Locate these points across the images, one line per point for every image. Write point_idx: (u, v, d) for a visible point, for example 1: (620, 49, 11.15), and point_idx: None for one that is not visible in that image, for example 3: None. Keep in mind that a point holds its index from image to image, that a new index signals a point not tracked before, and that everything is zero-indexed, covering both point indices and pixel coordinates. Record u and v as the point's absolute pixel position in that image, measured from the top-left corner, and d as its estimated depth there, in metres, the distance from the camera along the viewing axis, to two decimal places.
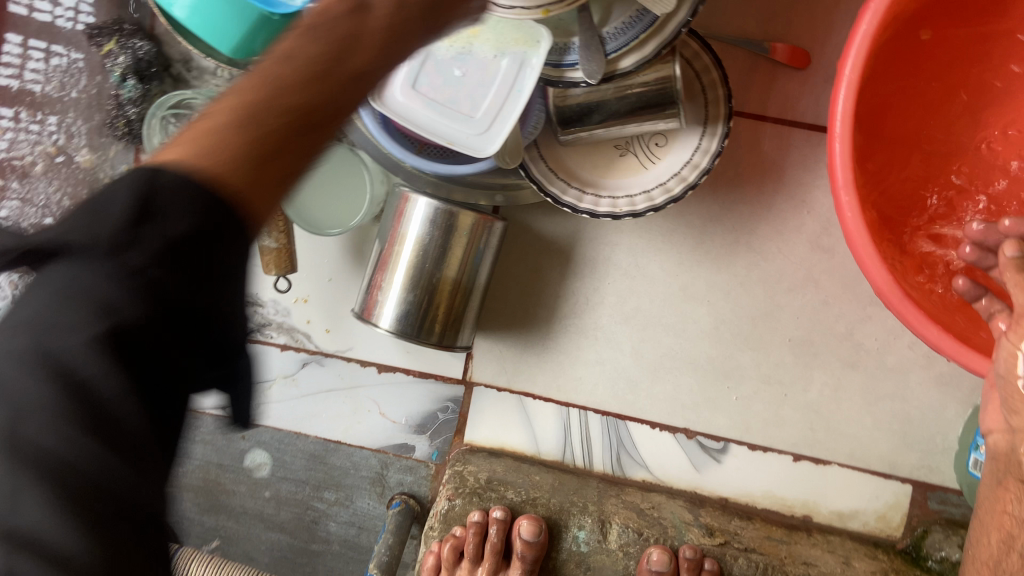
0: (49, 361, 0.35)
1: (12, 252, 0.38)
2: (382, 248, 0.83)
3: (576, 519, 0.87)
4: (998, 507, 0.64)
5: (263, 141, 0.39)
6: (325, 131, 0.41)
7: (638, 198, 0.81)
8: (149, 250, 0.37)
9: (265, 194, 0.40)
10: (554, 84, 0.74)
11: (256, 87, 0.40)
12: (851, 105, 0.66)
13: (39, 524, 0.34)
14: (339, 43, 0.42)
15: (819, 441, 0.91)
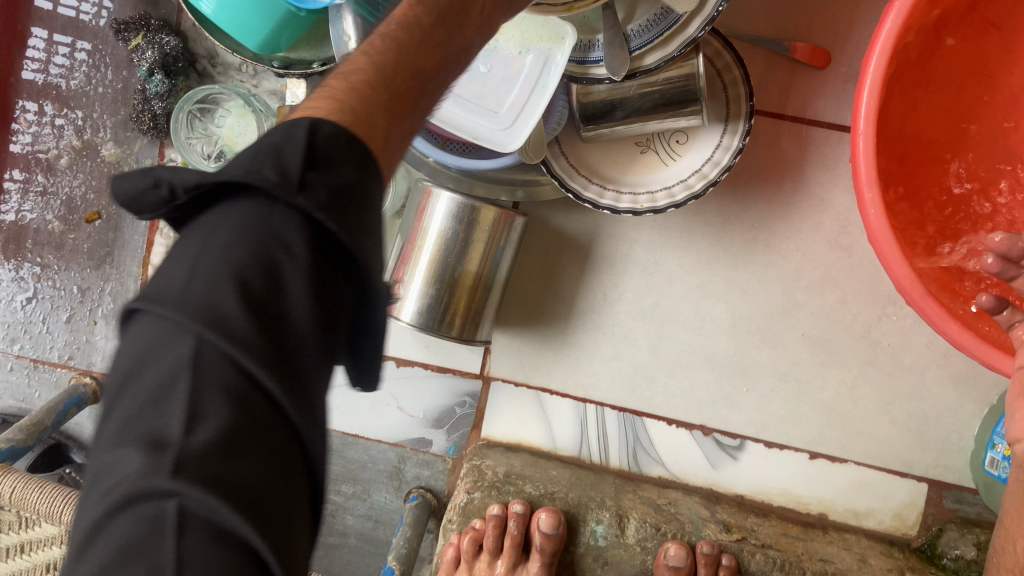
0: (234, 288, 0.33)
1: (178, 197, 0.36)
2: (404, 242, 0.84)
3: (594, 513, 0.86)
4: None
5: (389, 96, 0.42)
6: (434, 96, 0.45)
7: (659, 195, 0.82)
8: (324, 194, 0.35)
9: (391, 143, 0.42)
10: (578, 81, 0.75)
11: (384, 50, 0.43)
12: (874, 104, 0.68)
13: (217, 460, 0.30)
14: (450, 14, 0.47)
15: (836, 439, 0.91)
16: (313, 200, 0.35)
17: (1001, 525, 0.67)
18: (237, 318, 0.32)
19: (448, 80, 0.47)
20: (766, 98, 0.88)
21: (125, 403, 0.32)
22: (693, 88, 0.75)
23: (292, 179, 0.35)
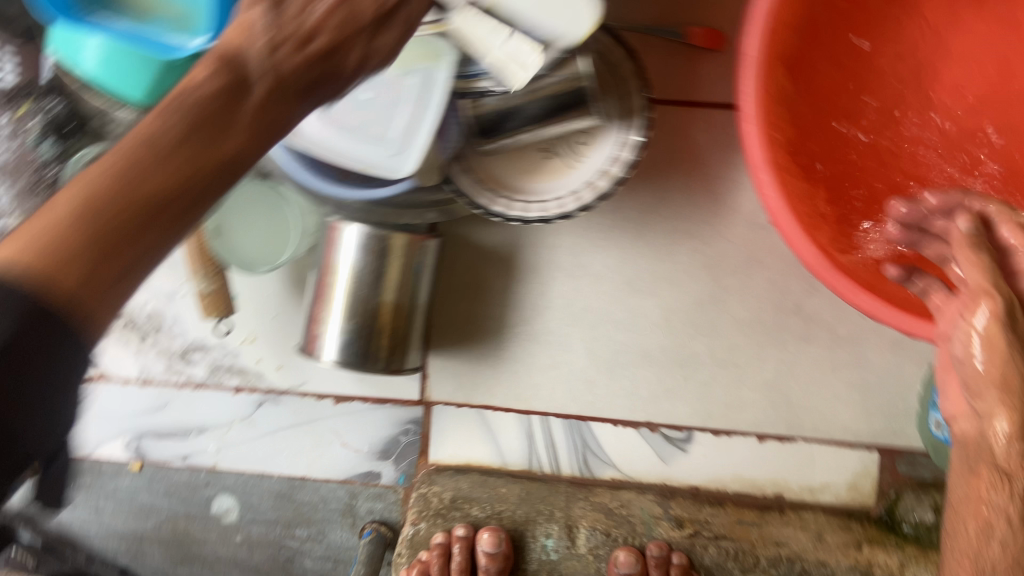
0: None
1: None
2: (318, 278, 0.82)
3: (543, 527, 0.91)
4: (973, 496, 0.61)
5: (106, 241, 0.38)
6: (172, 225, 0.41)
7: (567, 200, 0.80)
8: None
9: (102, 295, 0.38)
10: (464, 96, 0.73)
11: (109, 182, 0.39)
12: (758, 87, 0.67)
13: None
14: (200, 125, 0.42)
15: (781, 418, 0.91)
16: None
17: (953, 505, 0.64)
18: None
19: (210, 199, 0.43)
20: (670, 86, 0.85)
21: None
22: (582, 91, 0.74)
23: None
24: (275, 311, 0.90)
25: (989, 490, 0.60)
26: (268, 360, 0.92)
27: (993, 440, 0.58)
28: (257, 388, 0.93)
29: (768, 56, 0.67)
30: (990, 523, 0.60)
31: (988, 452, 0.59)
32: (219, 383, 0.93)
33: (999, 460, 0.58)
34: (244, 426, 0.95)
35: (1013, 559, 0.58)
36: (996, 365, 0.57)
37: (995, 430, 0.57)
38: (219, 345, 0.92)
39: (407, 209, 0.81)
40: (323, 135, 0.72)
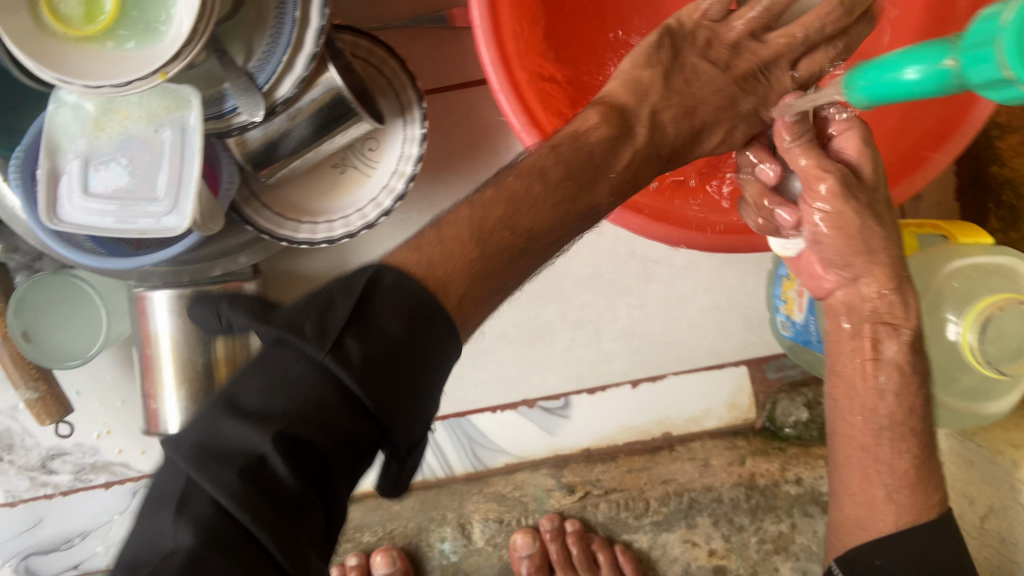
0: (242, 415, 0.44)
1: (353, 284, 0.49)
2: (139, 352, 0.80)
3: (438, 533, 0.92)
4: (858, 358, 0.60)
5: (494, 233, 0.54)
6: (519, 260, 0.55)
7: (368, 209, 0.81)
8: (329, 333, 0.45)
9: (455, 294, 0.50)
10: (227, 135, 0.72)
11: (508, 194, 0.56)
12: (496, 52, 0.64)
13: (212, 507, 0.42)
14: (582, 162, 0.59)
15: (648, 359, 0.91)
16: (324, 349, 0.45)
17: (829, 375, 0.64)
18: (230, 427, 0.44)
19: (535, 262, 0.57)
20: (445, 74, 0.85)
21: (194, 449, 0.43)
22: (341, 98, 0.72)
23: (329, 341, 0.45)
24: (121, 397, 0.88)
25: (881, 342, 0.59)
26: (130, 447, 0.90)
27: (873, 300, 0.58)
28: (127, 478, 0.91)
29: (500, 21, 0.64)
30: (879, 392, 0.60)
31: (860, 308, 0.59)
32: (87, 483, 0.90)
33: (884, 313, 0.58)
34: (125, 519, 0.92)
35: (904, 407, 0.60)
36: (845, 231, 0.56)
37: (870, 289, 0.58)
38: (75, 445, 0.88)
39: (218, 259, 0.80)
40: (88, 213, 0.69)
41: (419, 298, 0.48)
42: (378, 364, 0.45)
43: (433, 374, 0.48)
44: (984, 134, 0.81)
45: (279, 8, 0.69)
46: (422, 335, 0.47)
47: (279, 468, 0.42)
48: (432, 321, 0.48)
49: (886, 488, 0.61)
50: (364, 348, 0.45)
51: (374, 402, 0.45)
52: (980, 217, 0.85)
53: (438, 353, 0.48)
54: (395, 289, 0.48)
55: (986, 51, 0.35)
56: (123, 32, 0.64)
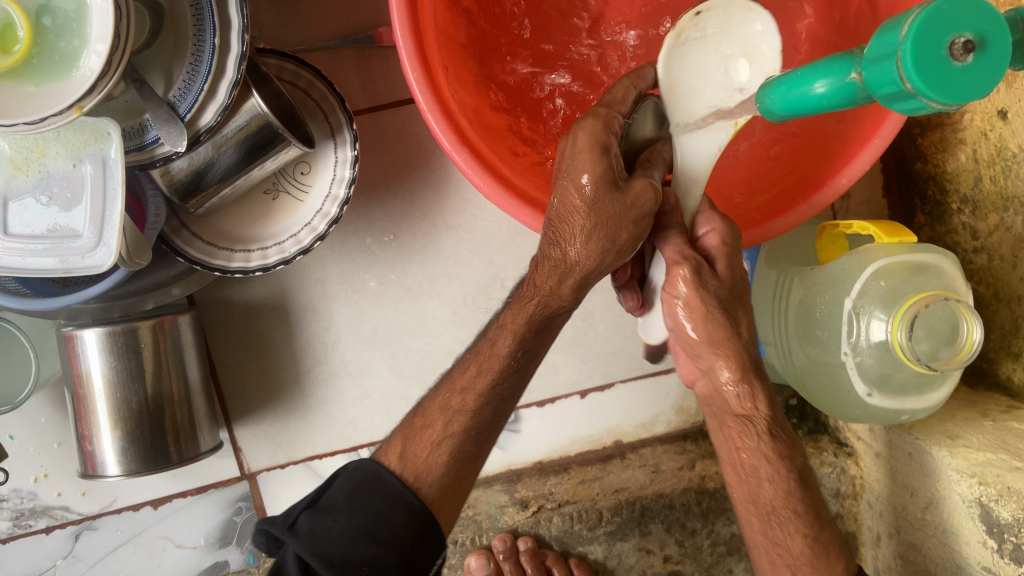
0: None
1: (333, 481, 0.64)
2: (73, 393, 0.77)
3: None
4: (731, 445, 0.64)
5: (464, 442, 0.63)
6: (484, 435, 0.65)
7: (302, 234, 0.80)
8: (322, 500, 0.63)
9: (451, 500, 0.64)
10: (150, 166, 0.70)
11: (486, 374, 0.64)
12: (420, 71, 0.63)
13: None
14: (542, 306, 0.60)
15: (595, 369, 0.91)
16: (311, 510, 0.62)
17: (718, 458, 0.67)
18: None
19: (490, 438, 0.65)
20: (376, 94, 0.84)
21: None
22: (268, 124, 0.70)
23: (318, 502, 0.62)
24: (58, 438, 0.85)
25: (741, 437, 0.63)
26: (69, 490, 0.86)
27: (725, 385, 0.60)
28: (68, 521, 0.87)
29: (422, 41, 0.64)
30: (755, 466, 0.63)
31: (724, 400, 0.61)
32: (27, 530, 0.87)
33: (735, 407, 0.61)
34: (69, 564, 0.88)
35: (781, 490, 0.63)
36: (704, 327, 0.57)
37: (720, 379, 0.60)
38: (12, 491, 0.85)
39: (149, 292, 0.78)
40: (8, 253, 0.67)
41: (379, 475, 0.62)
42: (331, 538, 0.59)
43: (402, 550, 0.60)
44: (907, 132, 0.84)
45: (197, 35, 0.67)
46: (380, 505, 0.61)
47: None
48: (391, 500, 0.61)
49: (790, 568, 0.65)
50: (320, 519, 0.60)
51: (329, 571, 0.58)
52: (906, 213, 0.87)
53: (403, 532, 0.61)
54: (358, 468, 0.64)
55: (886, 65, 0.36)
56: (36, 68, 0.62)
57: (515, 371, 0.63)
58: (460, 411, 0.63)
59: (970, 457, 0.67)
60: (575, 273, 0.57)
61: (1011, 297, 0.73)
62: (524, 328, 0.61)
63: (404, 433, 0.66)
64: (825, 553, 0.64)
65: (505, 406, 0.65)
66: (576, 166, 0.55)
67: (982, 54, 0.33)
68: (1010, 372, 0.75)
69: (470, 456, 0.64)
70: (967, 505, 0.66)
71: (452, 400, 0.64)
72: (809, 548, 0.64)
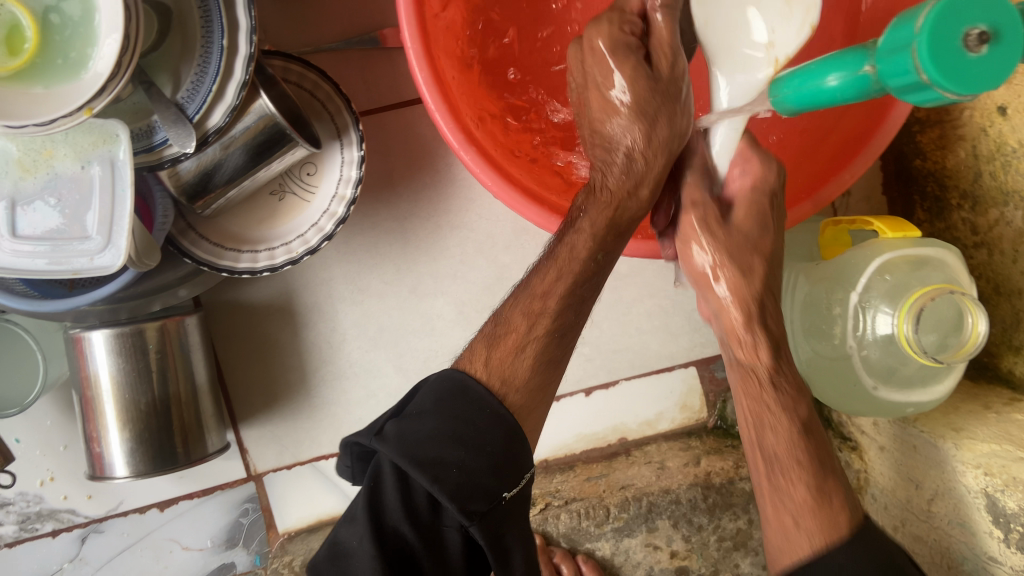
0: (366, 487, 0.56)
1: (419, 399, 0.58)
2: (81, 395, 0.77)
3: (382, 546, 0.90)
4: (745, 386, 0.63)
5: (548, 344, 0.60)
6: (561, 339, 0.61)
7: (309, 234, 0.80)
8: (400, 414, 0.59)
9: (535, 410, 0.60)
10: (160, 167, 0.70)
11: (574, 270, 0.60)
12: (428, 72, 0.64)
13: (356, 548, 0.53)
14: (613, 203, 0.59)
15: (599, 366, 0.91)
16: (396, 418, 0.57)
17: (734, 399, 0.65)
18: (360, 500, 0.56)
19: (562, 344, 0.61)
20: (380, 95, 0.84)
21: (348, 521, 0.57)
22: (276, 124, 0.71)
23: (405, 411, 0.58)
24: (64, 441, 0.85)
25: (748, 384, 0.63)
26: (75, 493, 0.86)
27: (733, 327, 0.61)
28: (74, 525, 0.87)
29: (430, 42, 0.64)
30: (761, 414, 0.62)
31: (730, 344, 0.63)
32: (33, 533, 0.87)
33: (741, 356, 0.62)
34: (75, 567, 0.88)
35: (788, 438, 0.61)
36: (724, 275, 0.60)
37: (730, 321, 0.61)
38: (18, 495, 0.85)
39: (156, 294, 0.78)
40: (18, 256, 0.67)
41: (454, 378, 0.59)
42: (419, 439, 0.54)
43: (491, 457, 0.55)
44: (905, 130, 0.85)
45: (204, 36, 0.68)
46: (464, 410, 0.56)
47: (353, 534, 0.55)
48: (472, 404, 0.57)
49: (793, 517, 0.59)
50: (406, 426, 0.56)
51: (421, 474, 0.53)
52: (906, 210, 0.88)
53: (490, 438, 0.55)
54: (440, 379, 0.59)
55: (901, 55, 0.36)
56: (46, 70, 0.62)
57: (592, 275, 0.61)
58: (540, 314, 0.59)
59: (975, 449, 0.68)
60: (636, 164, 0.58)
61: (1012, 291, 0.74)
62: (603, 228, 0.59)
63: (485, 342, 0.61)
64: (828, 501, 0.59)
65: (583, 303, 0.61)
66: (607, 73, 0.57)
67: (996, 44, 0.34)
68: (1011, 365, 0.76)
69: (555, 360, 0.61)
70: (973, 497, 0.67)
71: (534, 305, 0.60)
72: (813, 497, 0.59)
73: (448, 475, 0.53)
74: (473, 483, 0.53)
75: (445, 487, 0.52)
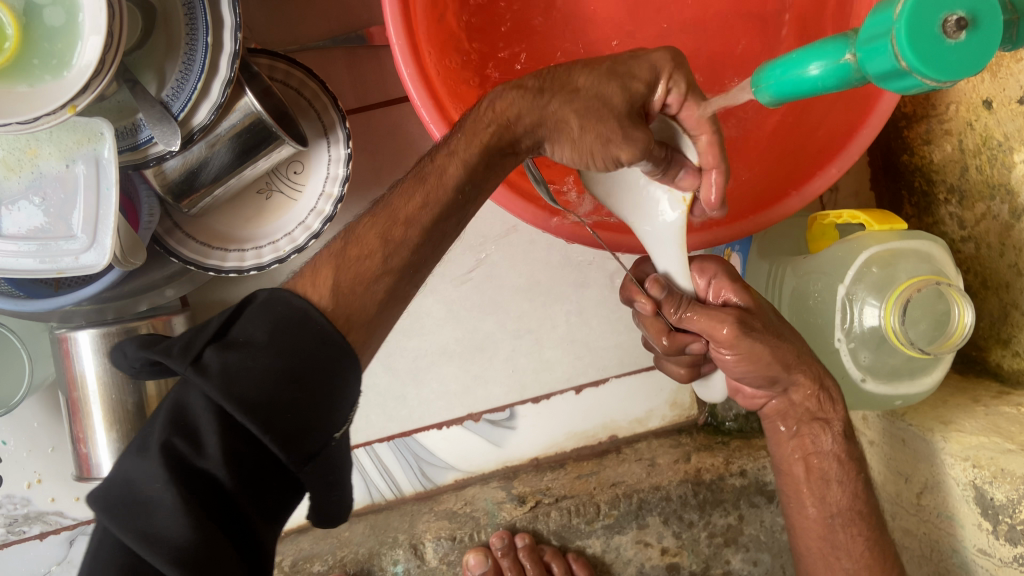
0: (175, 436, 0.45)
1: (232, 314, 0.50)
2: (67, 396, 0.77)
3: (389, 556, 0.87)
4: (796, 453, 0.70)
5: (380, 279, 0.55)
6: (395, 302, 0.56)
7: (296, 233, 0.80)
8: (213, 334, 0.49)
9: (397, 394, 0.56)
10: (145, 166, 0.70)
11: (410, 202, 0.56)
12: (415, 68, 0.63)
13: (165, 500, 0.44)
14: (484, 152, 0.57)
15: (589, 365, 0.91)
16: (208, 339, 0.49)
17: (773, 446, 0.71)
18: (163, 450, 0.45)
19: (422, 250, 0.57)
20: (367, 94, 0.84)
21: (155, 483, 0.44)
22: (260, 122, 0.70)
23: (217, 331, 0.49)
24: (51, 443, 0.84)
25: (814, 445, 0.69)
26: (63, 494, 0.86)
27: (799, 404, 0.67)
28: (62, 527, 0.87)
29: (416, 38, 0.64)
30: (824, 470, 0.68)
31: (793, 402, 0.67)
32: (20, 536, 0.86)
33: (815, 411, 0.67)
34: (64, 569, 0.88)
35: (849, 492, 0.68)
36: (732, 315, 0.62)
37: (797, 389, 0.66)
38: (4, 498, 0.84)
39: (142, 293, 0.78)
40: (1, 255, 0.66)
41: (286, 307, 0.50)
42: (249, 380, 0.46)
43: (321, 398, 0.48)
44: (893, 125, 0.85)
45: (189, 34, 0.67)
46: (305, 346, 0.49)
47: (168, 517, 0.43)
48: (314, 342, 0.49)
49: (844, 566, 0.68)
50: (225, 357, 0.47)
51: (246, 420, 0.45)
52: (893, 204, 0.89)
53: (328, 377, 0.49)
54: (277, 303, 0.50)
55: (882, 42, 0.37)
56: (28, 70, 0.61)
57: (454, 209, 0.58)
58: (396, 246, 0.55)
59: (963, 441, 0.68)
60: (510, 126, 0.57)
61: (999, 285, 0.74)
62: (474, 155, 0.57)
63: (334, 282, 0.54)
64: (882, 556, 0.68)
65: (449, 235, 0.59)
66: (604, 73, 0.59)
67: (974, 32, 0.34)
68: (999, 358, 0.76)
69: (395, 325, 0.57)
70: (962, 489, 0.67)
71: (392, 232, 0.56)
72: (870, 552, 0.68)
73: (279, 418, 0.46)
74: (302, 429, 0.47)
75: (272, 432, 0.46)
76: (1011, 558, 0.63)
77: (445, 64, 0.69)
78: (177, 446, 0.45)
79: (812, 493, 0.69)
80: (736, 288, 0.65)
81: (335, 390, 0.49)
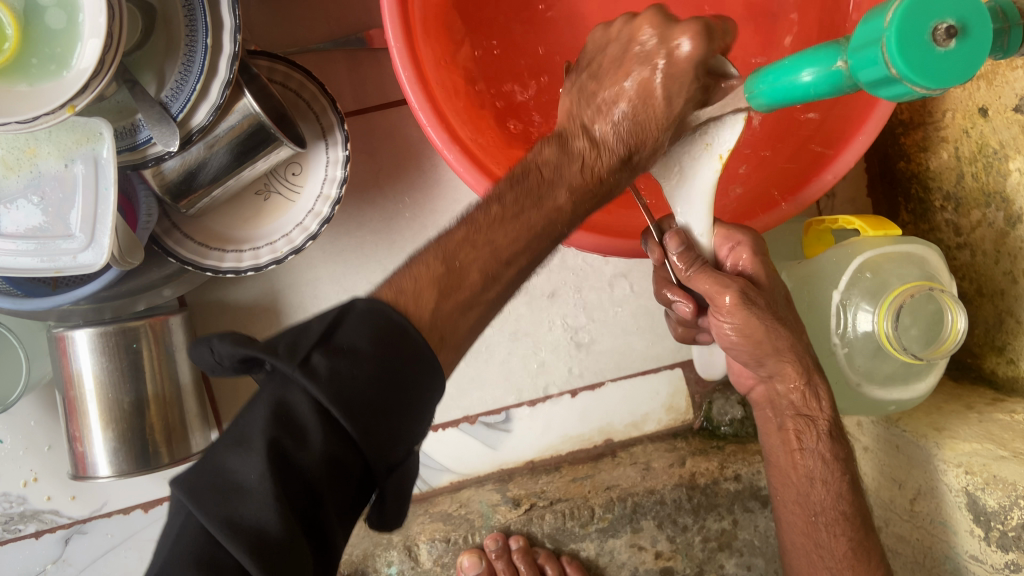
0: (273, 432, 0.43)
1: (332, 315, 0.47)
2: (64, 395, 0.77)
3: (383, 557, 0.87)
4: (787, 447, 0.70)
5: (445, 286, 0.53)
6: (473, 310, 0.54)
7: (294, 234, 0.80)
8: (315, 333, 0.46)
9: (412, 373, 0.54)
10: (143, 166, 0.70)
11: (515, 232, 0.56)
12: (412, 71, 0.63)
13: (258, 496, 0.42)
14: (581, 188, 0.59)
15: (584, 368, 0.92)
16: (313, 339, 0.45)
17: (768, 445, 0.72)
18: (260, 443, 0.43)
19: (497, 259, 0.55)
20: (366, 96, 0.85)
21: (250, 478, 0.42)
22: (260, 124, 0.71)
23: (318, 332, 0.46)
24: (48, 442, 0.84)
25: (799, 440, 0.69)
26: (59, 493, 0.86)
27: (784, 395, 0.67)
28: (58, 526, 0.87)
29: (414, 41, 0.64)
30: (809, 470, 0.69)
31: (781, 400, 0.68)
32: (15, 534, 0.86)
33: (798, 405, 0.67)
34: (59, 568, 0.88)
35: (834, 493, 0.69)
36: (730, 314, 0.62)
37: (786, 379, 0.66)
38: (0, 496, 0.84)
39: (140, 293, 0.78)
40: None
41: (391, 317, 0.47)
42: (356, 387, 0.44)
43: (411, 409, 0.47)
44: (890, 132, 0.85)
45: (188, 36, 0.68)
46: (405, 357, 0.47)
47: (255, 514, 0.41)
48: (413, 355, 0.47)
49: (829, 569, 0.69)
50: (335, 364, 0.44)
51: (349, 426, 0.43)
52: (889, 211, 0.89)
53: (417, 389, 0.47)
54: (376, 312, 0.47)
55: (871, 49, 0.37)
56: (28, 70, 0.62)
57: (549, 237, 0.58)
58: (493, 280, 0.54)
59: (956, 448, 0.68)
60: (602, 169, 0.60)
61: (993, 292, 0.74)
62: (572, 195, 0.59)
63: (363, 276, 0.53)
64: (865, 559, 0.69)
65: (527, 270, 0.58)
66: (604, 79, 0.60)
67: (964, 40, 0.34)
68: (993, 365, 0.76)
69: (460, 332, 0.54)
70: (955, 495, 0.67)
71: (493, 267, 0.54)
72: (852, 551, 0.69)
73: (375, 425, 0.45)
74: (391, 438, 0.46)
75: (367, 439, 0.44)
76: (1002, 564, 0.63)
77: (443, 66, 0.70)
78: (275, 443, 0.43)
79: (797, 492, 0.70)
80: (754, 258, 0.64)
81: (422, 400, 0.48)
